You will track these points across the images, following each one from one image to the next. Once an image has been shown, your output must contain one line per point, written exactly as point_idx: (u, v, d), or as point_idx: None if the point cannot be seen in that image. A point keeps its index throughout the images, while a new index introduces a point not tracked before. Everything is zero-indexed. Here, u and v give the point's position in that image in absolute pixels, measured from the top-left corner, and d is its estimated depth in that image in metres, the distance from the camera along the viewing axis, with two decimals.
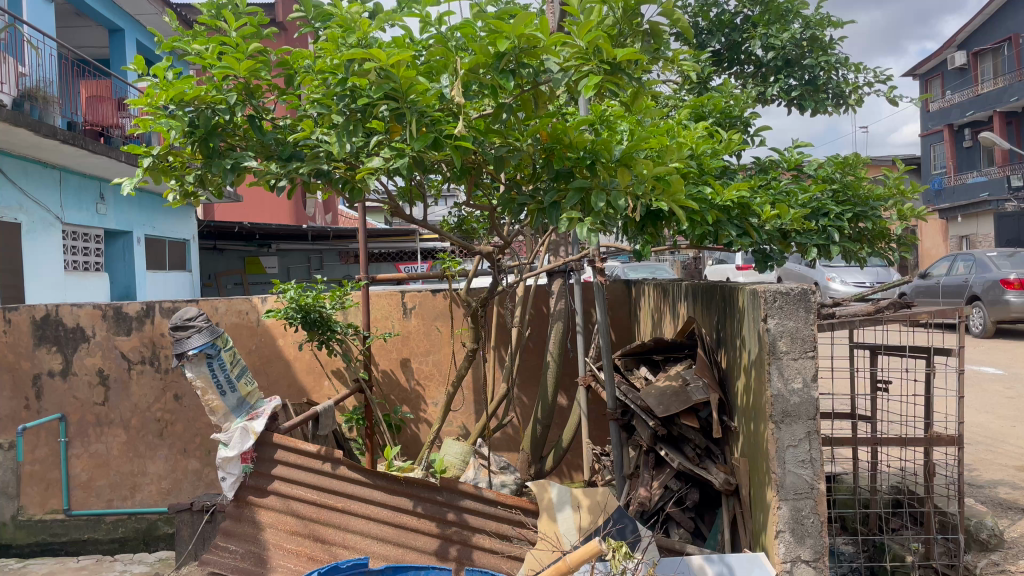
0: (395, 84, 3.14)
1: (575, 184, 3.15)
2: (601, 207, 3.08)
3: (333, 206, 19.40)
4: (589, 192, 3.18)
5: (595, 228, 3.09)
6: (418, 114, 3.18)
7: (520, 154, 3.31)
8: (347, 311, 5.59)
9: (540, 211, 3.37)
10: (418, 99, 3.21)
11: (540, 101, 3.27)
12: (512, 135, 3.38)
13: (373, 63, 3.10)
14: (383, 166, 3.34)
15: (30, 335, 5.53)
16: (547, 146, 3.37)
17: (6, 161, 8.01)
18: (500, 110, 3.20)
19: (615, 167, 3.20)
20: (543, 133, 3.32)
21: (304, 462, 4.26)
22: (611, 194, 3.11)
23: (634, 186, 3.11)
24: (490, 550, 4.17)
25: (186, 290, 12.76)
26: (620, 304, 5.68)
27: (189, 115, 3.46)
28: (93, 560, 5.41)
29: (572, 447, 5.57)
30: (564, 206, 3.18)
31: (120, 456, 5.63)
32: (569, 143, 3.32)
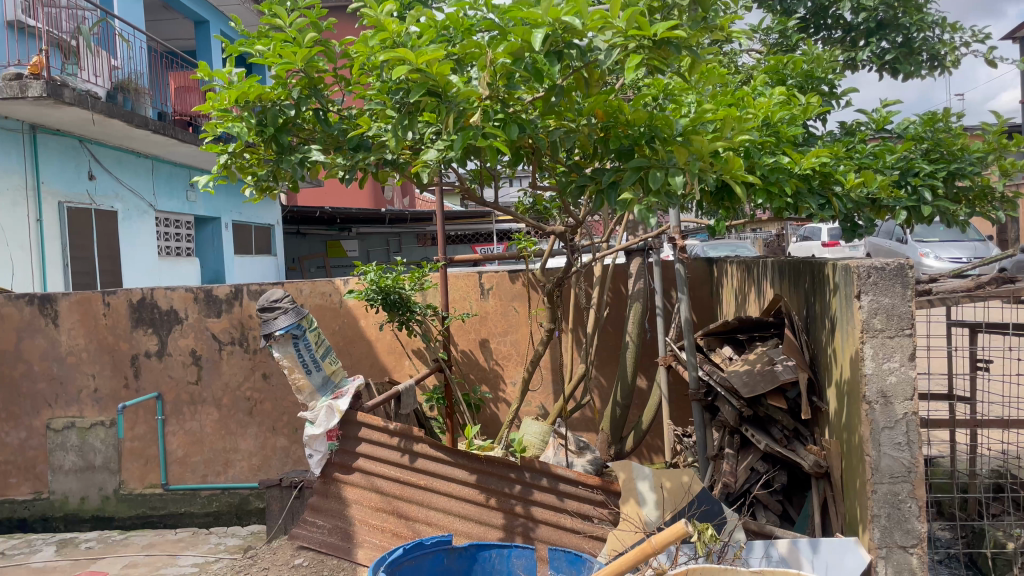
0: (434, 81, 3.08)
1: (633, 162, 3.07)
2: (658, 187, 2.99)
3: (411, 189, 19.60)
4: (648, 171, 3.10)
5: (652, 209, 3.02)
6: (456, 111, 3.14)
7: (577, 137, 3.31)
8: (426, 293, 5.63)
9: (599, 192, 3.26)
10: (457, 95, 3.14)
11: (592, 79, 3.15)
12: (569, 116, 3.36)
13: (410, 65, 3.06)
14: (438, 158, 3.29)
15: (128, 318, 5.79)
16: (604, 125, 3.32)
17: (101, 151, 8.40)
18: (550, 94, 3.15)
19: (676, 143, 3.12)
20: (599, 112, 3.29)
21: (387, 440, 4.34)
22: (669, 172, 3.02)
23: (690, 163, 3.03)
24: (573, 530, 4.15)
25: (271, 273, 13.12)
26: (701, 283, 5.53)
27: (255, 116, 3.57)
28: (189, 533, 5.66)
29: (653, 428, 5.47)
30: (622, 186, 3.11)
31: (213, 433, 5.85)
32: (626, 120, 3.26)
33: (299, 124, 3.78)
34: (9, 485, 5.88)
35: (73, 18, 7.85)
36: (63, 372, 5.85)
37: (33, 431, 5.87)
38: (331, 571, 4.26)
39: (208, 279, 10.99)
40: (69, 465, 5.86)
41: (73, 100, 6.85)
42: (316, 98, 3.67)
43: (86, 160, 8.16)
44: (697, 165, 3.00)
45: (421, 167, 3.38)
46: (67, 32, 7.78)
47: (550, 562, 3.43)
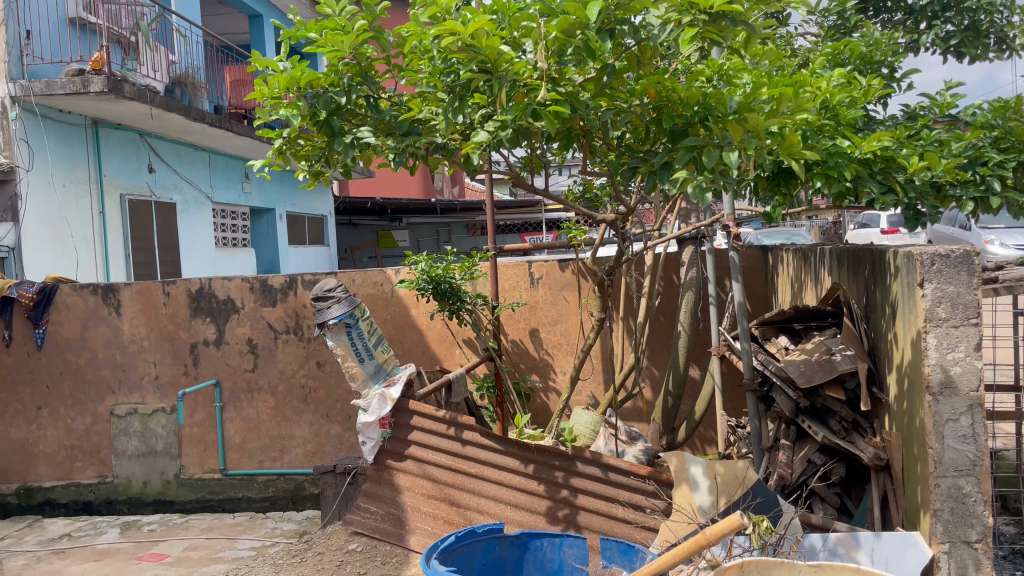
0: (484, 55, 3.08)
1: (686, 142, 3.03)
2: (713, 164, 2.94)
3: (460, 179, 19.61)
4: (701, 150, 3.06)
5: (707, 188, 2.99)
6: (507, 87, 3.13)
7: (630, 117, 3.25)
8: (476, 282, 5.65)
9: (652, 173, 3.22)
10: (509, 69, 3.16)
11: (644, 57, 3.15)
12: (621, 98, 3.31)
13: (461, 39, 3.05)
14: (489, 140, 3.27)
15: (187, 307, 5.94)
16: (657, 105, 3.26)
17: (160, 144, 8.59)
18: (603, 73, 3.12)
19: (730, 120, 3.07)
20: (651, 92, 3.23)
21: (439, 429, 4.37)
22: (725, 150, 2.97)
23: (745, 140, 2.98)
24: (625, 520, 4.11)
25: (324, 263, 13.29)
26: (756, 272, 5.43)
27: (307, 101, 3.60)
28: (246, 518, 5.80)
29: (706, 419, 5.40)
30: (674, 166, 3.07)
31: (269, 420, 5.96)
32: (680, 100, 3.21)
33: (350, 109, 3.78)
34: (76, 468, 6.09)
35: (132, 14, 8.12)
36: (125, 359, 6.03)
37: (98, 417, 6.06)
38: (384, 556, 4.33)
39: (264, 269, 11.18)
40: (132, 450, 6.04)
41: (133, 94, 7.01)
42: (368, 84, 3.68)
43: (146, 153, 8.38)
44: (754, 144, 2.95)
45: (472, 151, 3.37)
46: (127, 28, 8.06)
47: (602, 551, 3.29)
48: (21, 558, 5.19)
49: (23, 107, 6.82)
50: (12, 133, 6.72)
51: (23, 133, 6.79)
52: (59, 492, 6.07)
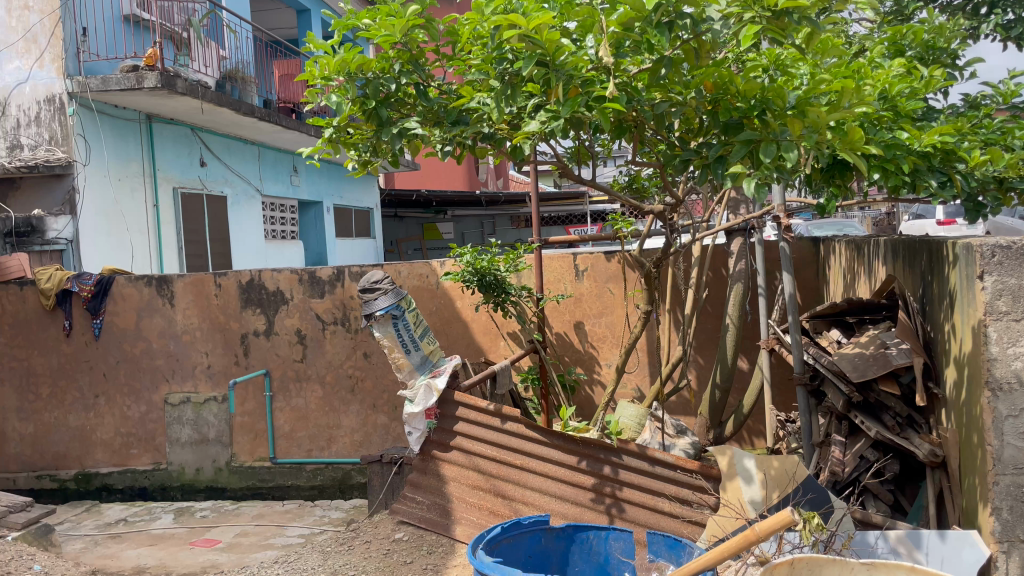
0: (544, 47, 3.07)
1: (742, 136, 2.99)
2: (770, 160, 2.90)
3: (504, 171, 19.56)
4: (758, 144, 3.01)
5: (762, 183, 2.94)
6: (564, 78, 3.12)
7: (684, 110, 3.22)
8: (521, 274, 5.64)
9: (705, 166, 3.19)
10: (568, 61, 3.14)
11: (704, 50, 3.09)
12: (675, 89, 3.28)
13: (522, 30, 3.06)
14: (540, 130, 3.27)
15: (238, 298, 6.05)
16: (714, 98, 3.21)
17: (212, 138, 8.77)
18: (660, 65, 3.08)
19: (788, 115, 3.01)
20: (707, 83, 3.19)
21: (485, 420, 4.39)
22: (782, 145, 2.92)
23: (805, 135, 2.94)
24: (672, 514, 4.08)
25: (371, 255, 13.41)
26: (807, 264, 5.32)
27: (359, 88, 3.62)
28: (295, 506, 5.90)
29: (754, 412, 5.32)
30: (730, 162, 3.03)
31: (317, 410, 6.05)
32: (737, 92, 3.17)
33: (399, 98, 3.80)
34: (132, 455, 6.27)
35: (184, 10, 8.22)
36: (178, 349, 6.17)
37: (152, 405, 6.22)
38: (430, 546, 4.37)
39: (312, 261, 11.31)
40: (185, 438, 6.18)
41: (186, 89, 7.13)
42: (418, 72, 3.69)
43: (199, 148, 8.55)
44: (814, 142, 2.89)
45: (522, 140, 3.38)
46: (179, 24, 8.15)
47: (649, 545, 3.21)
48: (80, 541, 5.36)
49: (79, 103, 7.02)
50: (69, 128, 6.96)
51: (80, 128, 7.00)
52: (115, 478, 6.27)
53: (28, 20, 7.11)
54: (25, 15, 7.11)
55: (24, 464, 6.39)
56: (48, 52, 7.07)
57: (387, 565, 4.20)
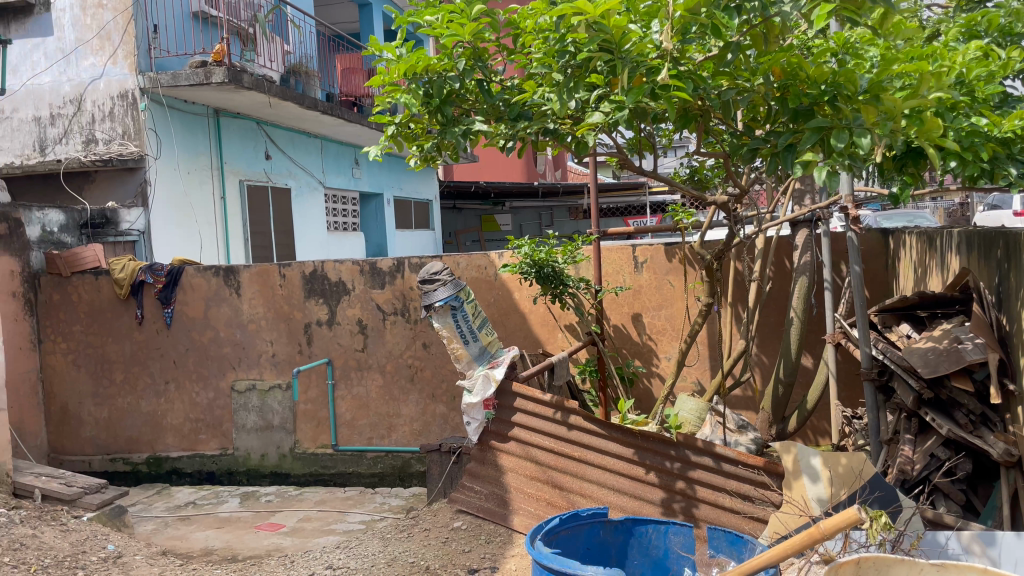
0: (607, 35, 3.07)
1: (814, 123, 2.92)
2: (842, 147, 2.82)
3: (563, 162, 19.47)
4: (830, 131, 2.94)
5: (834, 171, 2.85)
6: (629, 65, 3.09)
7: (752, 96, 3.17)
8: (579, 266, 5.62)
9: (774, 155, 3.12)
10: (632, 49, 3.11)
11: (771, 34, 3.06)
12: (742, 76, 3.24)
13: (585, 18, 3.06)
14: (603, 121, 3.25)
15: (301, 289, 6.18)
16: (782, 84, 3.16)
17: (277, 132, 8.96)
18: (727, 51, 3.05)
19: (862, 101, 2.93)
20: (776, 69, 3.14)
21: (543, 411, 4.38)
22: (855, 132, 2.84)
23: (881, 126, 2.86)
24: (732, 510, 4.03)
25: (429, 247, 13.52)
26: (876, 257, 5.16)
27: (422, 85, 3.69)
28: (356, 493, 6.01)
29: (819, 409, 5.20)
30: (800, 149, 2.96)
31: (378, 399, 6.13)
32: (807, 78, 3.11)
33: (462, 95, 3.84)
34: (200, 440, 6.46)
35: (250, 7, 8.35)
36: (245, 338, 6.32)
37: (219, 392, 6.40)
38: (488, 535, 4.40)
39: (372, 253, 11.43)
40: (251, 425, 6.34)
41: (252, 84, 7.29)
42: (481, 68, 3.69)
43: (264, 141, 8.75)
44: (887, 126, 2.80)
45: (585, 132, 3.35)
46: (245, 20, 8.30)
47: (709, 541, 3.17)
48: (152, 523, 5.56)
49: (151, 98, 7.26)
50: (141, 122, 7.19)
51: (152, 122, 7.24)
52: (185, 462, 6.49)
53: (102, 19, 7.35)
54: (98, 14, 7.36)
55: (99, 447, 6.65)
56: (121, 49, 7.29)
57: (447, 553, 4.24)
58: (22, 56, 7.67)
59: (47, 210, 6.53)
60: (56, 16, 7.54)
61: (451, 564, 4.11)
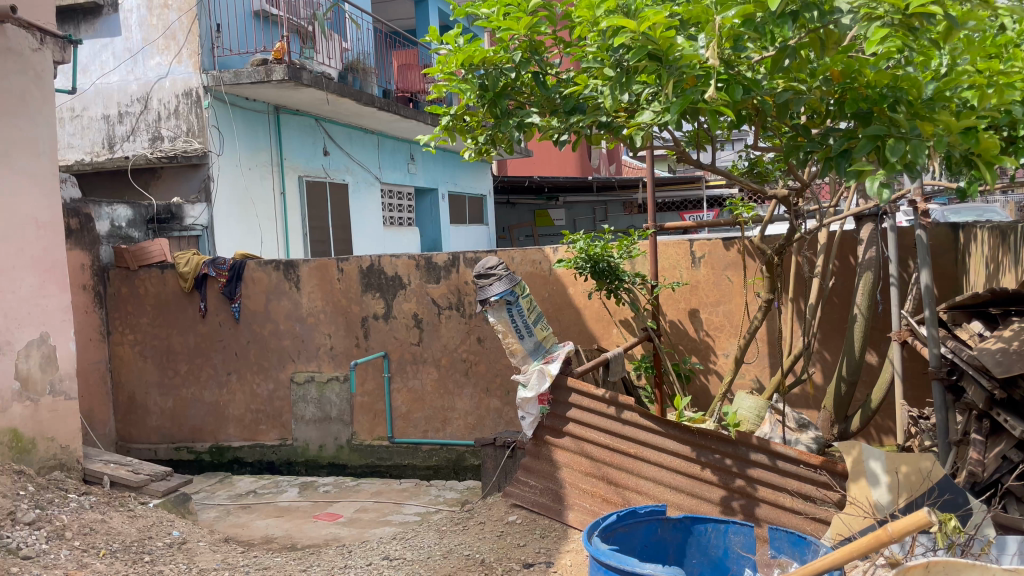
0: (655, 46, 3.06)
1: (869, 131, 2.79)
2: (897, 159, 2.70)
3: (618, 156, 19.29)
4: (886, 140, 2.80)
5: (888, 181, 2.72)
6: (676, 75, 3.05)
7: (808, 99, 3.10)
8: (635, 261, 5.58)
9: (827, 159, 3.01)
10: (677, 59, 3.07)
11: (830, 40, 2.94)
12: (800, 77, 3.17)
13: (631, 32, 3.05)
14: (652, 121, 3.24)
15: (359, 283, 6.26)
16: (840, 88, 3.05)
17: (335, 128, 9.09)
18: (782, 55, 2.94)
19: (921, 113, 2.83)
20: (834, 72, 3.02)
21: (601, 408, 4.36)
22: (913, 143, 2.71)
23: (939, 139, 2.77)
24: (793, 510, 3.95)
25: (483, 241, 13.57)
26: (946, 252, 4.99)
27: (479, 78, 3.68)
28: (411, 485, 6.08)
29: (883, 408, 5.07)
30: (854, 157, 2.84)
31: (433, 392, 6.18)
32: (866, 82, 3.00)
33: (517, 87, 3.86)
34: (261, 431, 6.60)
35: (309, 6, 8.46)
36: (304, 331, 6.44)
37: (279, 383, 6.52)
38: (543, 529, 4.41)
39: (427, 247, 11.54)
40: (309, 416, 6.46)
41: (310, 81, 7.40)
42: (537, 61, 3.68)
43: (322, 137, 8.90)
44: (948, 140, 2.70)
45: (634, 130, 3.33)
46: (305, 19, 8.42)
47: (771, 541, 3.08)
48: (214, 511, 5.71)
49: (214, 96, 7.43)
50: (205, 121, 7.37)
51: (215, 120, 7.41)
52: (246, 452, 6.64)
53: (167, 19, 7.55)
54: (164, 14, 7.56)
55: (164, 436, 6.85)
56: (186, 49, 7.47)
57: (502, 546, 4.25)
58: (91, 57, 7.93)
59: (116, 206, 6.78)
60: (123, 17, 7.78)
61: (506, 558, 4.12)
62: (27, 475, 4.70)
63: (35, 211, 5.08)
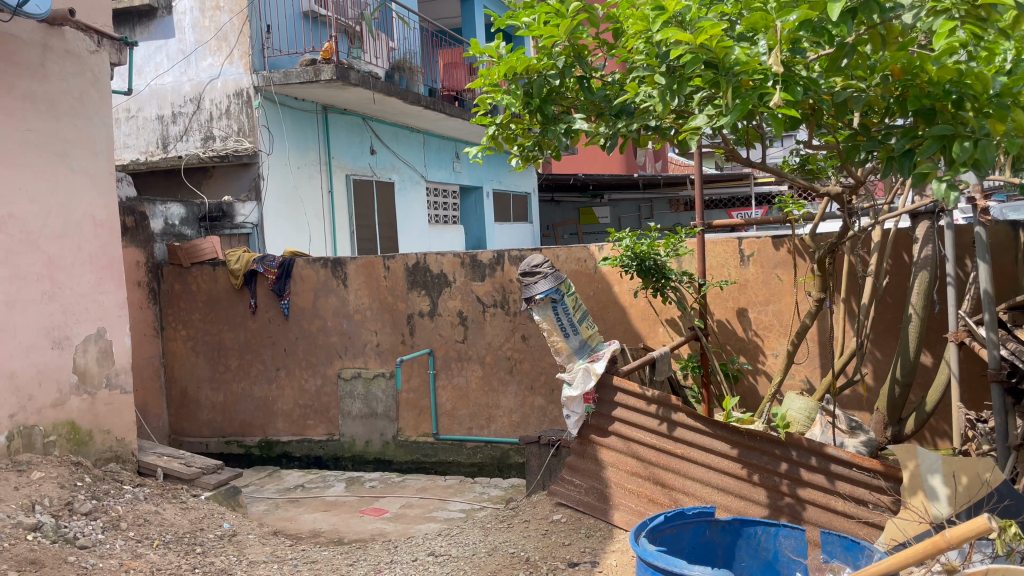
0: (711, 55, 3.02)
1: (935, 130, 2.68)
2: (964, 160, 2.59)
3: (663, 153, 19.09)
4: (954, 139, 2.69)
5: (954, 182, 2.64)
6: (734, 82, 3.01)
7: (867, 98, 3.03)
8: (682, 260, 5.52)
9: (890, 158, 2.92)
10: (735, 66, 3.03)
11: (891, 35, 2.85)
12: (858, 75, 3.11)
13: (684, 42, 3.02)
14: (707, 126, 3.22)
15: (404, 281, 6.31)
16: (900, 85, 2.99)
17: (381, 127, 9.17)
18: (841, 54, 2.88)
19: (991, 109, 2.73)
20: (894, 69, 2.96)
21: (644, 408, 4.34)
22: (983, 142, 2.60)
23: (1007, 141, 2.67)
24: (845, 514, 3.85)
25: (527, 240, 13.57)
26: (1006, 250, 4.84)
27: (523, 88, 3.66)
28: (456, 482, 6.10)
29: (939, 411, 4.93)
30: (919, 158, 2.73)
31: (478, 389, 6.19)
32: (929, 78, 2.90)
33: (562, 93, 3.83)
34: (308, 425, 6.70)
35: (357, 5, 8.53)
36: (351, 328, 6.51)
37: (327, 379, 6.61)
38: (588, 529, 4.40)
39: (472, 245, 11.54)
40: (356, 412, 6.53)
41: (358, 81, 7.47)
42: (581, 66, 3.64)
43: (369, 136, 9.00)
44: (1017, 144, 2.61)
45: (689, 135, 3.33)
46: (353, 19, 8.51)
47: (823, 545, 3.05)
48: (264, 504, 5.80)
49: (264, 96, 7.56)
50: (255, 120, 7.50)
51: (265, 120, 7.55)
52: (294, 446, 6.74)
53: (219, 20, 7.70)
54: (216, 16, 7.71)
55: (215, 430, 6.99)
56: (237, 49, 7.60)
57: (547, 545, 4.25)
58: (146, 59, 8.12)
59: (170, 204, 6.93)
60: (177, 19, 7.95)
61: (552, 557, 4.11)
62: (84, 467, 4.84)
63: (93, 209, 5.21)
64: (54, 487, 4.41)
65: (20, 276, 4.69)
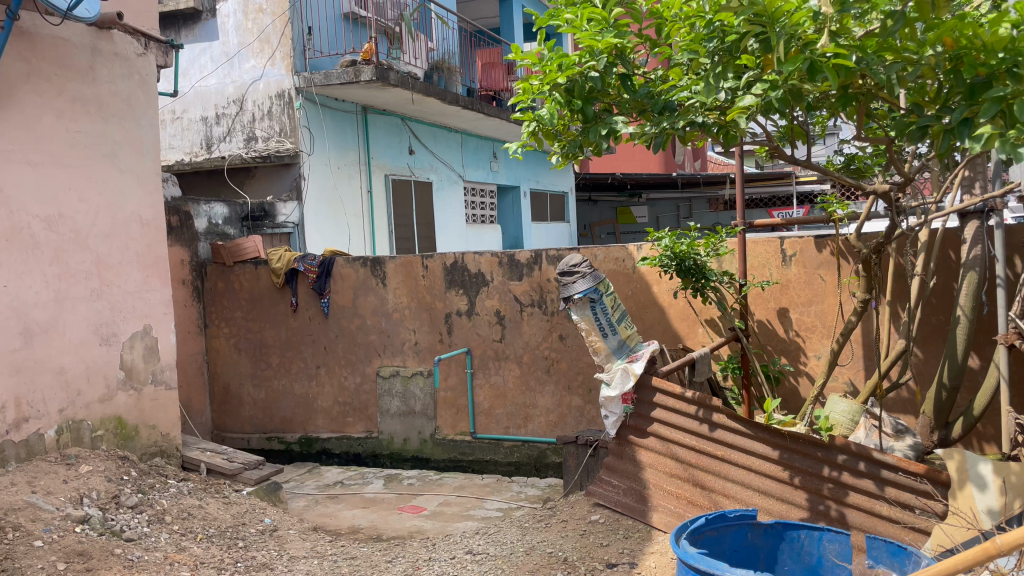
0: (759, 9, 2.93)
1: (992, 92, 2.64)
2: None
3: (702, 153, 18.91)
4: (1012, 100, 2.64)
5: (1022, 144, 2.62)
6: (783, 38, 2.91)
7: (919, 70, 2.94)
8: (722, 259, 5.47)
9: (945, 133, 2.84)
10: (787, 22, 2.96)
11: None
12: (909, 49, 2.99)
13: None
14: (755, 105, 3.12)
15: (443, 280, 6.34)
16: (954, 55, 2.86)
17: (420, 127, 9.22)
18: (891, 19, 2.82)
19: None
20: (947, 40, 2.85)
21: (683, 408, 4.31)
22: None
23: None
24: (891, 519, 3.77)
25: (565, 239, 13.54)
26: None
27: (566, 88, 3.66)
28: (493, 480, 6.12)
29: (987, 415, 4.82)
30: (979, 121, 2.69)
31: (515, 388, 6.20)
32: (983, 46, 2.78)
33: (604, 91, 3.79)
34: (348, 423, 6.77)
35: (397, 6, 8.59)
36: (390, 326, 6.56)
37: (366, 377, 6.67)
38: (627, 530, 4.38)
39: (509, 245, 11.54)
40: (394, 410, 6.59)
41: (397, 81, 7.51)
42: (623, 63, 3.62)
43: (408, 137, 9.06)
44: None
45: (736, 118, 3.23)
46: (392, 19, 8.57)
47: (868, 550, 2.99)
48: (303, 499, 5.88)
49: (305, 97, 7.65)
50: (296, 121, 7.60)
51: (306, 120, 7.64)
52: (333, 443, 6.80)
53: (262, 23, 7.81)
54: (259, 18, 7.83)
55: (257, 426, 7.09)
56: (279, 51, 7.71)
57: (585, 545, 4.24)
58: (192, 61, 8.28)
59: (214, 204, 7.06)
60: (221, 21, 8.09)
61: (589, 557, 4.10)
62: (130, 461, 4.96)
63: (139, 209, 5.32)
64: (101, 481, 4.52)
65: (69, 275, 4.80)
